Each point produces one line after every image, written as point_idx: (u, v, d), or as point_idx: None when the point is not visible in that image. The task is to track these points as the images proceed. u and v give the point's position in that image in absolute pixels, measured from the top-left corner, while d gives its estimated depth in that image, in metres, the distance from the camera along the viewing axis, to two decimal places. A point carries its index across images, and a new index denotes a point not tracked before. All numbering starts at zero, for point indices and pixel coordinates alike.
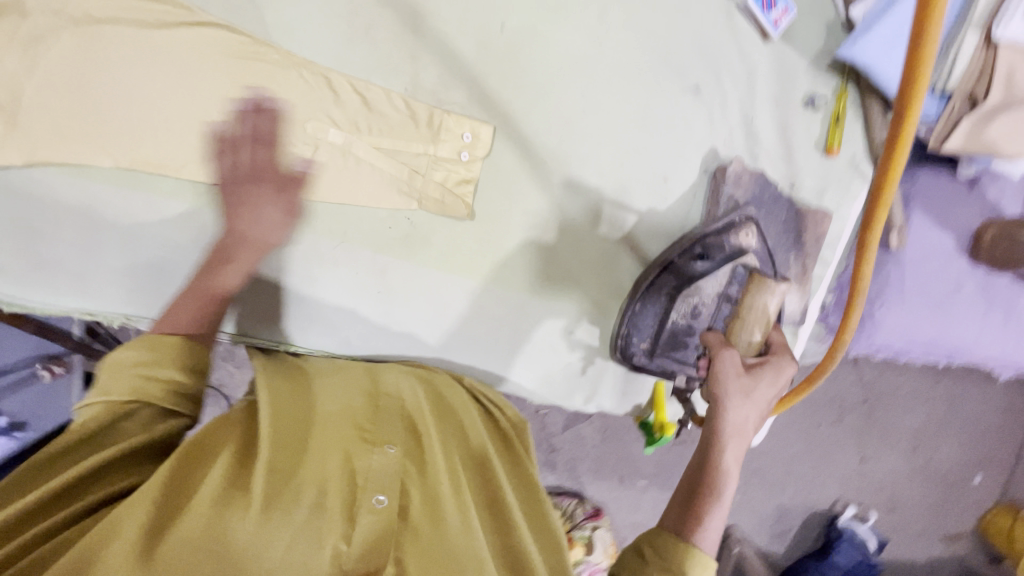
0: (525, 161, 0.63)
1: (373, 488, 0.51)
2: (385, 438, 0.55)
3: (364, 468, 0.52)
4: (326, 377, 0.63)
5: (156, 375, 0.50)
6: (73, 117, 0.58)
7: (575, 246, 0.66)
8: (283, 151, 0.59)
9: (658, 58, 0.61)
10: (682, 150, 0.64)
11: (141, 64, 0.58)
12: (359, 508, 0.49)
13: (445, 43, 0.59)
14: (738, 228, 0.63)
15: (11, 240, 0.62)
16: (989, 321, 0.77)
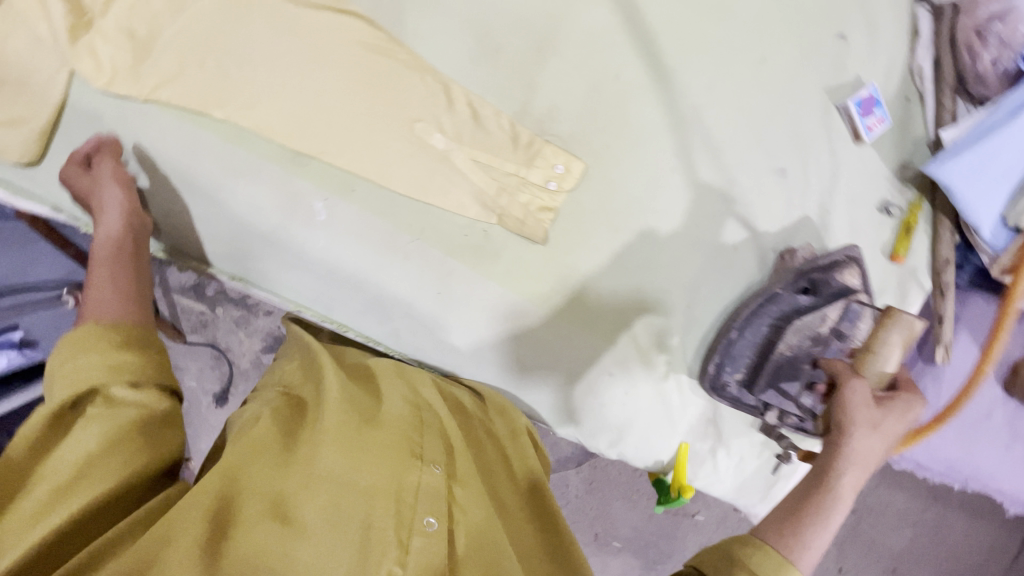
0: (607, 202, 0.65)
1: (423, 511, 0.55)
2: (431, 458, 0.59)
3: (412, 488, 0.56)
4: (381, 382, 0.67)
5: (95, 362, 0.49)
6: (206, 69, 0.61)
7: (634, 293, 0.67)
8: (374, 144, 0.63)
9: (753, 137, 0.64)
10: (756, 226, 0.66)
11: (281, 36, 0.61)
12: (411, 527, 0.53)
13: (560, 80, 0.63)
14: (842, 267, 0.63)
15: None
16: (1010, 457, 0.77)
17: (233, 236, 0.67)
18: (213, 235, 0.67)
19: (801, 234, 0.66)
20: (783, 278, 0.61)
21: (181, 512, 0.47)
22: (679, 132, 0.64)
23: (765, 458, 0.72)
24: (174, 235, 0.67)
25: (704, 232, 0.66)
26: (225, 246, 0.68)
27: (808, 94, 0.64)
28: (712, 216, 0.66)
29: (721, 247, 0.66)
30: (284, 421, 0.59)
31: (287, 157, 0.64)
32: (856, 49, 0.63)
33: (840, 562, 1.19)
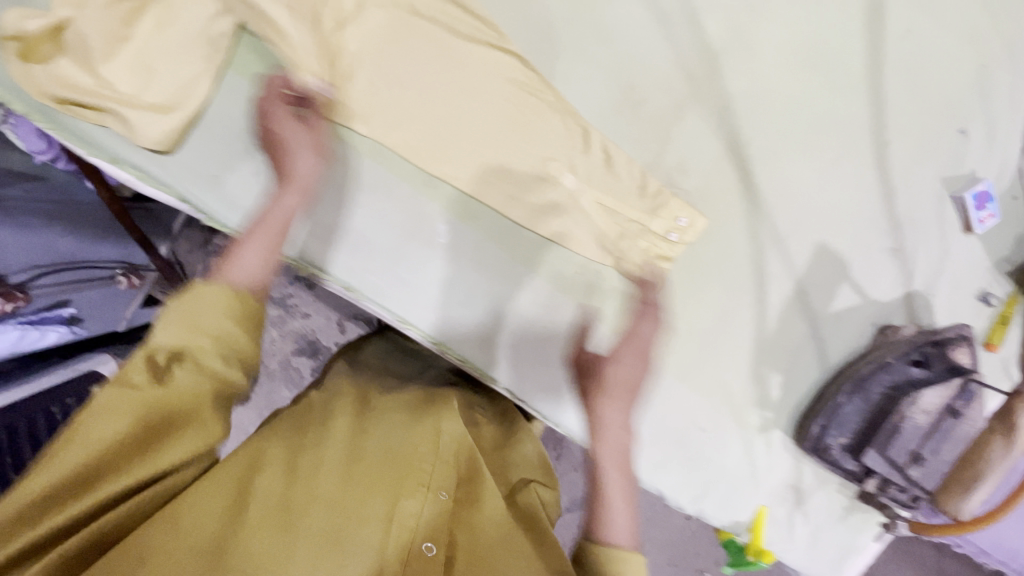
0: (723, 259, 0.66)
1: (421, 535, 0.53)
2: (438, 483, 0.57)
3: (410, 513, 0.54)
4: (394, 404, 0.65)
5: (211, 340, 0.44)
6: (358, 87, 0.64)
7: (736, 350, 0.68)
8: (524, 181, 0.65)
9: (871, 215, 0.66)
10: (862, 300, 0.68)
11: (436, 65, 0.64)
12: (406, 556, 0.52)
13: (698, 136, 0.64)
14: (956, 345, 0.65)
15: (241, 163, 0.65)
16: None
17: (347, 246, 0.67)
18: (327, 243, 0.67)
19: (900, 312, 0.68)
20: (897, 348, 0.64)
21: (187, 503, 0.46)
22: (804, 202, 0.65)
23: (839, 529, 0.72)
24: (291, 238, 0.66)
25: (812, 300, 0.67)
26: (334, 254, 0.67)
27: (925, 182, 0.67)
28: (821, 286, 0.67)
29: (826, 317, 0.68)
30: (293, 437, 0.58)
31: (420, 177, 0.66)
32: (973, 146, 0.67)
33: None
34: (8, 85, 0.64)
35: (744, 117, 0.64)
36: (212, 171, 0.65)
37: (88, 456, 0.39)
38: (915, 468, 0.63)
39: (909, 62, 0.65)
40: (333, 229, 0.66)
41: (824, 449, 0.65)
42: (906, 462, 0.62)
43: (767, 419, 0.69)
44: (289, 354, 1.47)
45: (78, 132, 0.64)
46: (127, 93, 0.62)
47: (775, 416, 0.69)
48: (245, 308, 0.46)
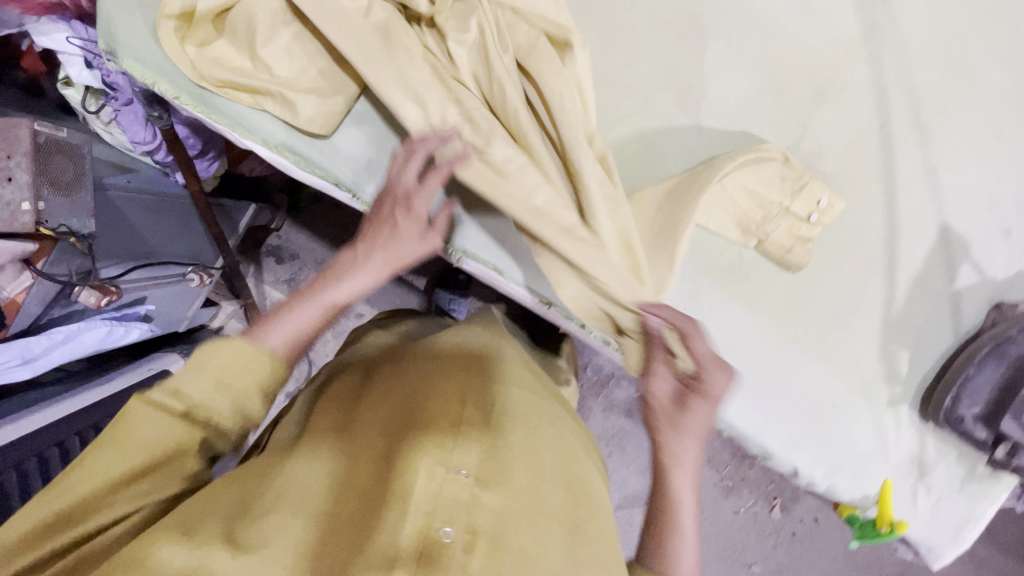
0: (854, 238, 0.70)
1: (437, 517, 0.42)
2: (459, 458, 0.47)
3: (430, 492, 0.44)
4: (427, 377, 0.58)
5: (232, 393, 0.43)
6: None
7: (867, 326, 0.71)
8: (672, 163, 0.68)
9: (989, 198, 0.71)
10: (981, 278, 0.72)
11: None
12: (411, 529, 0.41)
13: (835, 122, 0.68)
14: None
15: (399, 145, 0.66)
16: None
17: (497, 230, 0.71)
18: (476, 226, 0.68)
19: (1013, 289, 0.72)
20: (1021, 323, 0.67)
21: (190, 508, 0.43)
22: (928, 187, 0.70)
23: (964, 502, 0.74)
24: None
25: (935, 279, 0.71)
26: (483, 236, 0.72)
27: None
28: (944, 265, 0.71)
29: (948, 294, 0.72)
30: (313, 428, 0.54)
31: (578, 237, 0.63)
32: None
33: None
34: (164, 69, 0.63)
35: (878, 104, 0.68)
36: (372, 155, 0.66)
37: (94, 487, 0.40)
38: None
39: None
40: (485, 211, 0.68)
41: (957, 419, 0.69)
42: None
43: (896, 394, 0.72)
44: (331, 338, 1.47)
45: (233, 116, 0.64)
46: (291, 73, 0.63)
47: (903, 390, 0.72)
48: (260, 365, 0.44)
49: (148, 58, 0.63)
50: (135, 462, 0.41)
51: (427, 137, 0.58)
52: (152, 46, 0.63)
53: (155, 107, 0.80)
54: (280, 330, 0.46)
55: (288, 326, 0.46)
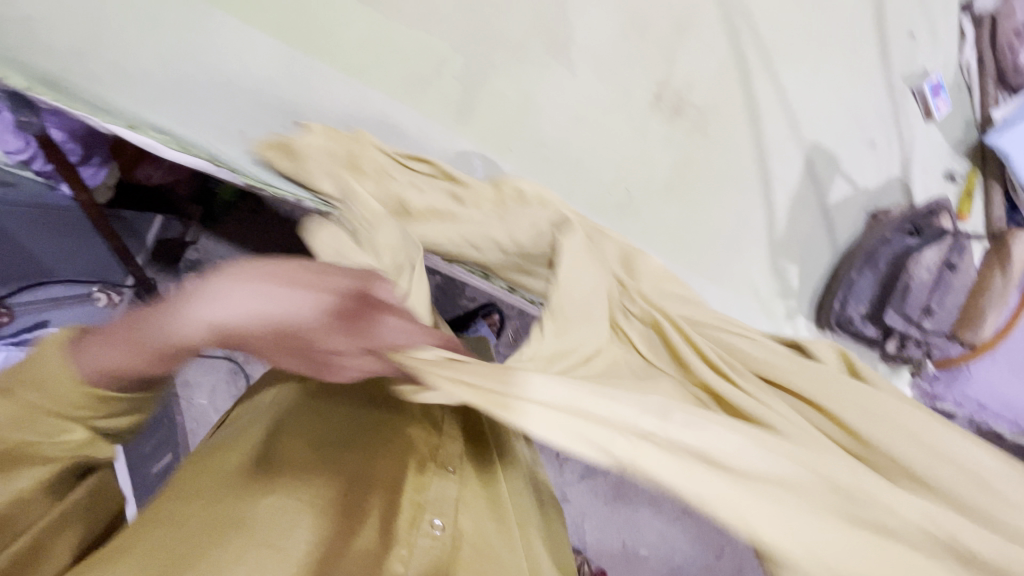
0: (732, 163, 0.73)
1: (432, 461, 0.48)
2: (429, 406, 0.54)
3: (427, 442, 0.50)
4: None
5: None
6: (383, 38, 0.67)
7: (755, 245, 0.74)
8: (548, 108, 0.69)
9: (850, 111, 0.75)
10: (854, 188, 0.76)
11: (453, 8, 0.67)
12: (409, 527, 0.41)
13: (698, 55, 0.71)
14: (937, 215, 0.74)
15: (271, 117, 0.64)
16: None
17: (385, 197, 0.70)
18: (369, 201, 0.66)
19: (885, 196, 0.77)
20: (890, 224, 0.72)
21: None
22: (793, 110, 0.74)
23: None
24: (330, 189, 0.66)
25: (813, 194, 0.75)
26: None
27: (890, 80, 0.76)
28: (819, 181, 0.75)
29: (828, 208, 0.76)
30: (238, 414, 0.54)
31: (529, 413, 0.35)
32: (922, 45, 0.77)
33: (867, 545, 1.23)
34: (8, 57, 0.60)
35: (733, 34, 0.72)
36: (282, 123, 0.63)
37: None
38: (928, 321, 0.70)
39: None
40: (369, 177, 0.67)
41: (848, 321, 0.73)
42: (920, 317, 0.70)
43: (792, 307, 0.75)
44: None
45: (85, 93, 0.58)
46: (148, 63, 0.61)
47: (798, 303, 0.75)
48: None
49: None
50: None
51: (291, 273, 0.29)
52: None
53: (20, 111, 0.76)
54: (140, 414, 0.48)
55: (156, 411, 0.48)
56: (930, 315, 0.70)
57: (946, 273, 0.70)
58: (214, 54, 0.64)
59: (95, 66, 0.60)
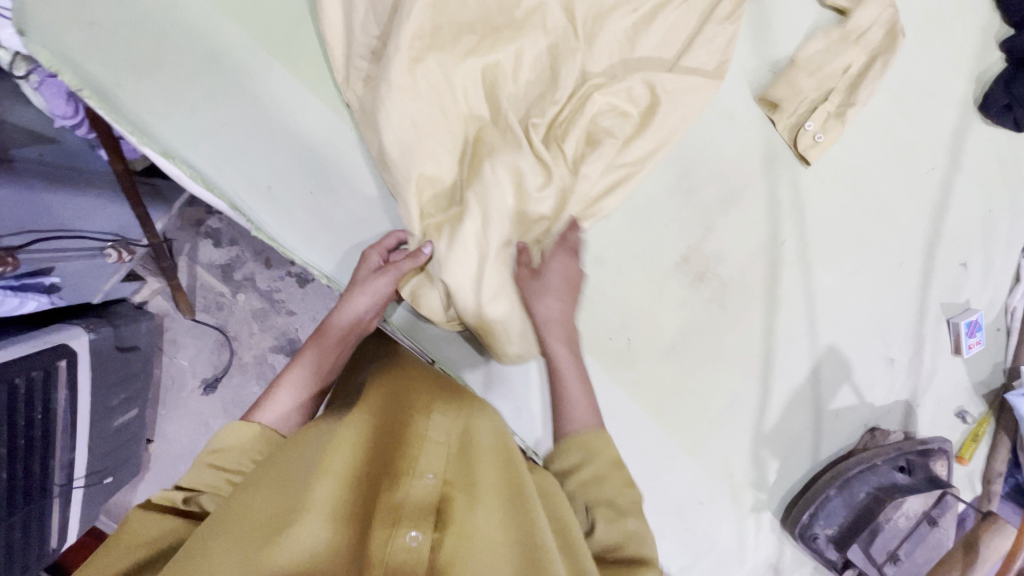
0: (744, 337, 0.71)
1: (405, 522, 0.44)
2: (433, 428, 0.53)
3: (409, 498, 0.45)
4: (415, 391, 0.59)
5: (226, 469, 0.52)
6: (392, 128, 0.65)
7: (736, 426, 0.72)
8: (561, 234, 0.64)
9: (879, 323, 0.73)
10: (862, 399, 0.74)
11: (447, 69, 0.60)
12: (410, 487, 0.46)
13: (740, 228, 0.70)
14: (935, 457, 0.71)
15: (226, 99, 0.63)
16: None
17: (328, 217, 0.65)
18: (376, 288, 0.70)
19: (890, 416, 0.74)
20: (886, 453, 0.70)
21: (259, 498, 0.44)
22: (816, 308, 0.71)
23: None
24: (285, 214, 0.64)
25: (815, 395, 0.73)
26: (328, 232, 0.65)
27: (901, 287, 0.72)
28: (823, 383, 0.73)
29: (825, 412, 0.73)
30: (367, 402, 0.57)
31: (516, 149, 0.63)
32: (971, 278, 0.73)
33: None
34: (68, 58, 0.61)
35: (769, 208, 0.70)
36: (311, 188, 0.65)
37: (136, 549, 0.44)
38: (890, 567, 0.66)
39: (936, 194, 0.71)
40: (312, 183, 0.65)
41: (810, 537, 0.70)
42: (882, 562, 0.66)
43: (760, 501, 0.73)
44: (253, 318, 1.44)
45: (140, 121, 0.62)
46: (178, 82, 0.62)
47: (767, 497, 0.73)
48: (222, 440, 0.53)
49: (53, 45, 0.61)
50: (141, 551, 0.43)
51: (390, 242, 0.62)
52: (60, 34, 0.61)
53: None
54: (270, 410, 0.58)
55: (280, 405, 0.59)
56: (890, 564, 0.66)
57: (924, 526, 0.67)
58: (233, 60, 0.63)
59: (150, 91, 0.62)
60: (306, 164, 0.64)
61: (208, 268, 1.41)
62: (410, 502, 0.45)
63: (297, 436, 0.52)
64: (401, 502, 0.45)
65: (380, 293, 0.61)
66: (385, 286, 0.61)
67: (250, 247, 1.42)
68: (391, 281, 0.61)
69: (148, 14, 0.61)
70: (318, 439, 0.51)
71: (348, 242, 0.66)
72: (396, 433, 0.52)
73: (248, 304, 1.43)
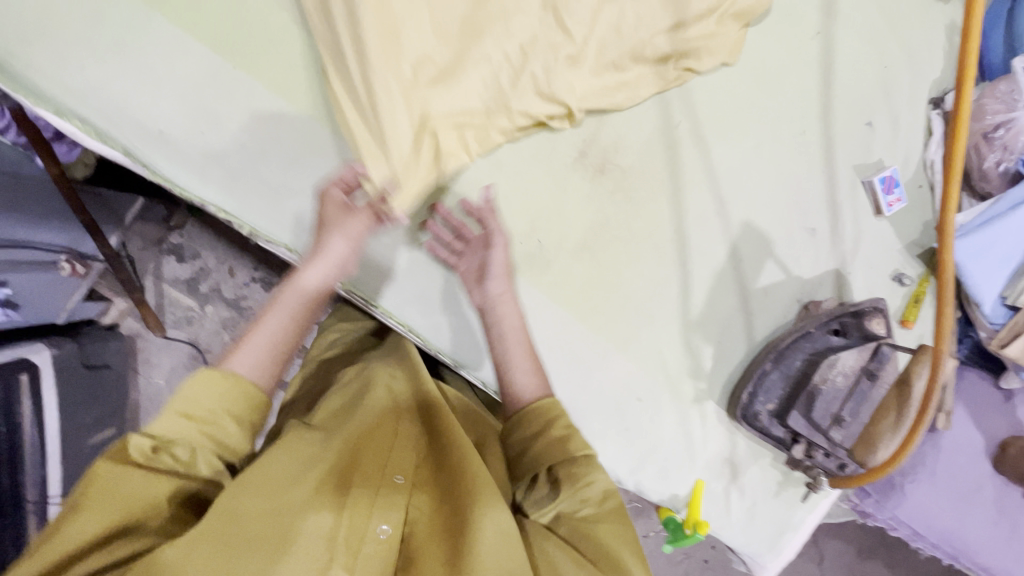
0: (656, 226, 0.71)
1: (376, 517, 0.49)
2: (393, 468, 0.54)
3: (374, 496, 0.51)
4: (372, 393, 0.62)
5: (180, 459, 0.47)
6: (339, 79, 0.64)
7: (665, 316, 0.70)
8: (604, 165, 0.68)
9: (790, 197, 0.72)
10: (789, 275, 0.72)
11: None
12: (361, 532, 0.48)
13: (631, 115, 0.70)
14: (869, 316, 0.68)
15: (107, 55, 0.65)
16: (1000, 483, 0.80)
17: (221, 157, 0.66)
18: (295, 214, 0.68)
19: (823, 289, 0.72)
20: (817, 319, 0.67)
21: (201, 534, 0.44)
22: (727, 187, 0.71)
23: (778, 508, 0.74)
24: (179, 154, 0.66)
25: (738, 274, 0.71)
26: (234, 175, 0.67)
27: (803, 155, 0.72)
28: (743, 261, 0.72)
29: (754, 291, 0.71)
30: (310, 463, 0.51)
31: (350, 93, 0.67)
32: (880, 136, 0.73)
33: (814, 555, 1.15)
34: None
35: (659, 93, 0.70)
36: (199, 128, 0.66)
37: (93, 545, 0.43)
38: (836, 430, 0.65)
39: (823, 58, 0.72)
40: (197, 113, 0.66)
41: (754, 416, 0.67)
42: (828, 426, 0.64)
43: (701, 391, 0.71)
44: (224, 326, 1.31)
45: (30, 84, 0.65)
46: (61, 45, 0.65)
47: (707, 386, 0.71)
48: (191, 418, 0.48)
49: None
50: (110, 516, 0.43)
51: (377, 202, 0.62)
52: None
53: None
54: (244, 349, 0.53)
55: (255, 346, 0.54)
56: (840, 434, 0.64)
57: (864, 382, 0.65)
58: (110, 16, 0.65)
59: (38, 56, 0.64)
60: (195, 105, 0.66)
61: (175, 284, 1.30)
62: (374, 499, 0.51)
63: (225, 533, 0.44)
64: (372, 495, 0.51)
65: (354, 233, 0.59)
66: (361, 226, 0.60)
67: (213, 255, 1.31)
68: (368, 222, 0.61)
69: None
70: (286, 461, 0.51)
71: (244, 172, 0.67)
72: (377, 491, 0.51)
73: (216, 312, 1.31)
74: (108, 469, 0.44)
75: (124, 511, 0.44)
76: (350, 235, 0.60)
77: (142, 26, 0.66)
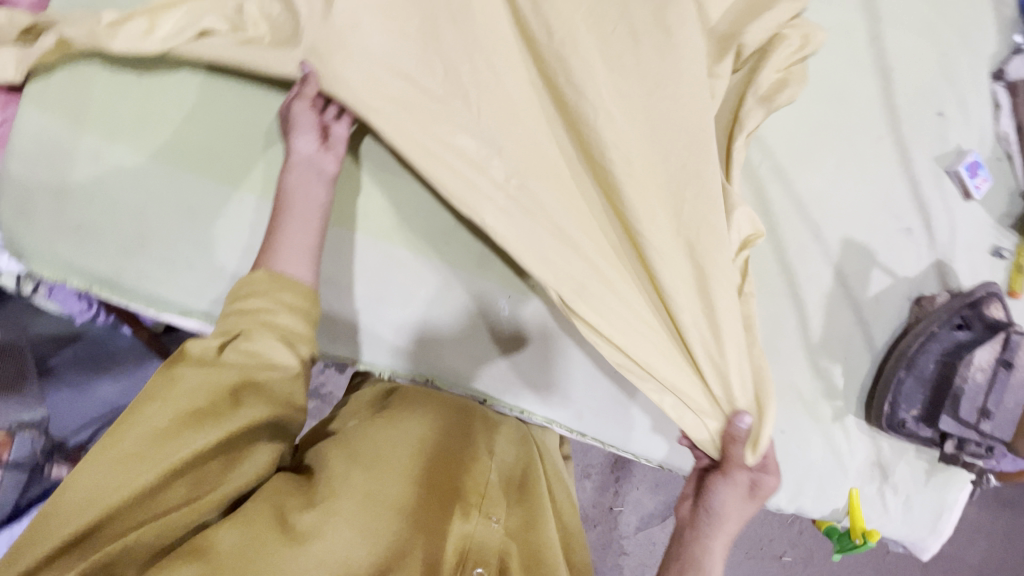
0: (761, 264, 0.72)
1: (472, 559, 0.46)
2: (490, 505, 0.51)
3: (472, 536, 0.48)
4: (456, 415, 0.60)
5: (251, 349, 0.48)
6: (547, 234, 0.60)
7: (790, 347, 0.72)
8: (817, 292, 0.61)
9: (880, 201, 0.73)
10: (895, 277, 0.74)
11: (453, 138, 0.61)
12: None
13: None
14: (986, 302, 0.71)
15: (211, 246, 0.67)
16: None
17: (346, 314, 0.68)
18: (423, 344, 0.69)
19: (929, 282, 0.74)
20: (939, 319, 0.70)
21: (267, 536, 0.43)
22: (819, 209, 0.72)
23: (929, 495, 0.77)
24: None
25: (847, 290, 0.73)
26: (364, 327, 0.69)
27: (883, 160, 0.73)
28: (850, 275, 0.73)
29: (865, 301, 0.73)
30: (404, 485, 0.49)
31: (449, 221, 0.67)
32: (952, 122, 0.74)
33: None
34: (71, 265, 0.66)
35: None
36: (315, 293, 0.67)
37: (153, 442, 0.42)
38: (986, 423, 0.68)
39: (883, 63, 0.72)
40: None
41: (899, 424, 0.71)
42: (977, 421, 0.68)
43: (839, 407, 0.74)
44: None
45: (148, 293, 0.67)
46: (167, 247, 0.66)
47: (843, 402, 0.74)
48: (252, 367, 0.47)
49: (48, 256, 0.66)
50: (184, 407, 0.43)
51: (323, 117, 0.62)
52: (53, 248, 0.66)
53: None
54: (284, 257, 0.54)
55: (288, 250, 0.55)
56: (987, 427, 0.68)
57: (1003, 372, 0.67)
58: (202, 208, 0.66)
59: (148, 265, 0.67)
60: None
61: None
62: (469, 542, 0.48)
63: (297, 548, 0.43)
64: (470, 535, 0.48)
65: (312, 125, 0.60)
66: (314, 139, 0.60)
67: None
68: (320, 122, 0.61)
69: (119, 201, 0.65)
70: (378, 478, 0.49)
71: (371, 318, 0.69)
72: (473, 524, 0.49)
73: None
74: (181, 370, 0.45)
75: (199, 399, 0.44)
76: (311, 126, 0.61)
77: (236, 209, 0.67)
